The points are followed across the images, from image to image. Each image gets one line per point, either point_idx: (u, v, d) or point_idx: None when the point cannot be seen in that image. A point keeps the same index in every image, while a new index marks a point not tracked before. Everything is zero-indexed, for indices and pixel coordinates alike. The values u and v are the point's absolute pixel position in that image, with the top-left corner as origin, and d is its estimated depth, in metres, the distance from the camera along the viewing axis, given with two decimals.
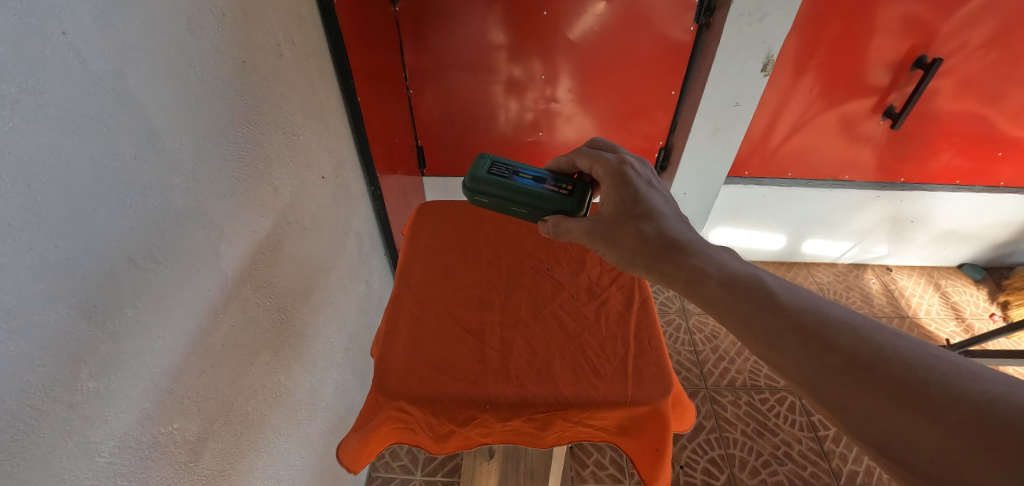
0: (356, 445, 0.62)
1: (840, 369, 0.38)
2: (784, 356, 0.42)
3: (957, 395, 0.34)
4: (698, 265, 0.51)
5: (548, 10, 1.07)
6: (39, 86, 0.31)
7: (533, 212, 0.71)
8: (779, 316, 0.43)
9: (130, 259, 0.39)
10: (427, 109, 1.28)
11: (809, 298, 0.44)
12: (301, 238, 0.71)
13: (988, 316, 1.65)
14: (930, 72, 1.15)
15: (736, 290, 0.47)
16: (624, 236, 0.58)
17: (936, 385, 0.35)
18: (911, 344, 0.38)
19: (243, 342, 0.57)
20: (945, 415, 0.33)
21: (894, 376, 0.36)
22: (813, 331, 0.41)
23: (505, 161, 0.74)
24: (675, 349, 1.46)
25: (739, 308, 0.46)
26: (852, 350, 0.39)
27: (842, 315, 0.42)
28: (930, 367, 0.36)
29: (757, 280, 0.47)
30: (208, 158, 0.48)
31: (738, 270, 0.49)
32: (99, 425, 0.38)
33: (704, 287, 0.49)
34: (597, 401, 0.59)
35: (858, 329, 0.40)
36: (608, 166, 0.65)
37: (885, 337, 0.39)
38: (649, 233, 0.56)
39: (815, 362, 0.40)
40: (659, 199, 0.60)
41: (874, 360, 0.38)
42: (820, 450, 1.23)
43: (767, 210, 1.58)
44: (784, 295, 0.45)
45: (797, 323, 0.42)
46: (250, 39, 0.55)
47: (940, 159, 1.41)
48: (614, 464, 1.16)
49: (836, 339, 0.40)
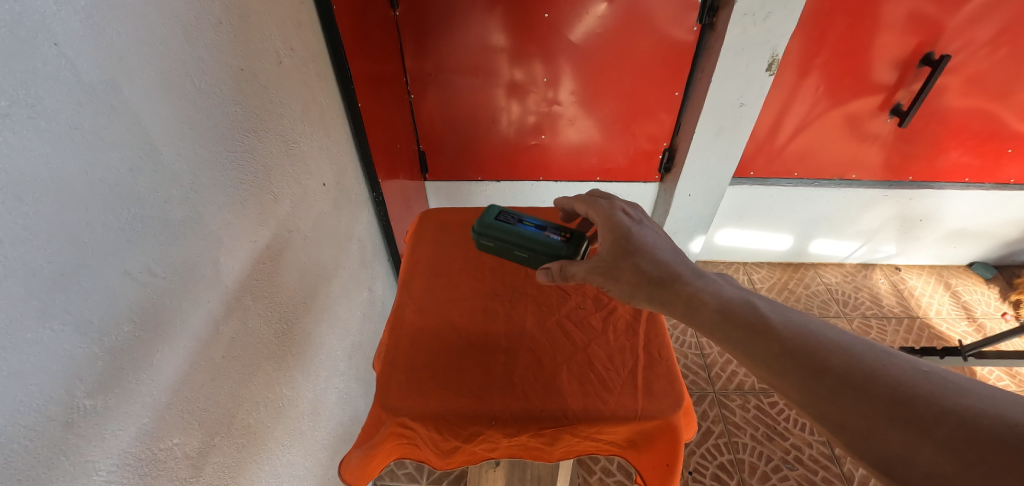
0: (358, 462, 0.60)
1: (834, 390, 0.38)
2: (781, 379, 0.41)
3: (944, 411, 0.33)
4: (695, 293, 0.50)
5: (549, 12, 1.07)
6: (31, 98, 0.30)
7: (533, 257, 0.69)
8: (773, 340, 0.42)
9: (127, 272, 0.39)
10: (428, 113, 1.27)
11: (801, 320, 0.44)
12: (303, 247, 0.70)
13: (1000, 316, 1.63)
14: (938, 69, 1.13)
15: (732, 316, 0.46)
16: (622, 271, 0.55)
17: (925, 401, 0.34)
18: (901, 362, 0.38)
19: (243, 354, 0.56)
20: (935, 430, 0.33)
21: (885, 394, 0.36)
22: (806, 353, 0.41)
23: (512, 210, 0.73)
24: (681, 353, 1.44)
25: (735, 334, 0.45)
26: (843, 369, 0.38)
27: (831, 336, 0.41)
28: (919, 384, 0.36)
29: (751, 305, 0.47)
30: (206, 168, 0.47)
31: (733, 296, 0.48)
32: (96, 444, 0.37)
33: (701, 315, 0.48)
34: (606, 415, 0.58)
35: (848, 349, 0.40)
36: (599, 209, 0.63)
37: (874, 356, 0.39)
38: (646, 267, 0.54)
39: (811, 383, 0.39)
40: (652, 235, 0.58)
41: (865, 380, 0.37)
42: (831, 454, 1.21)
43: (773, 210, 1.56)
44: (776, 318, 0.44)
45: (790, 347, 0.41)
46: (249, 46, 0.54)
47: (950, 157, 1.39)
48: (621, 470, 1.15)
49: (828, 360, 0.39)
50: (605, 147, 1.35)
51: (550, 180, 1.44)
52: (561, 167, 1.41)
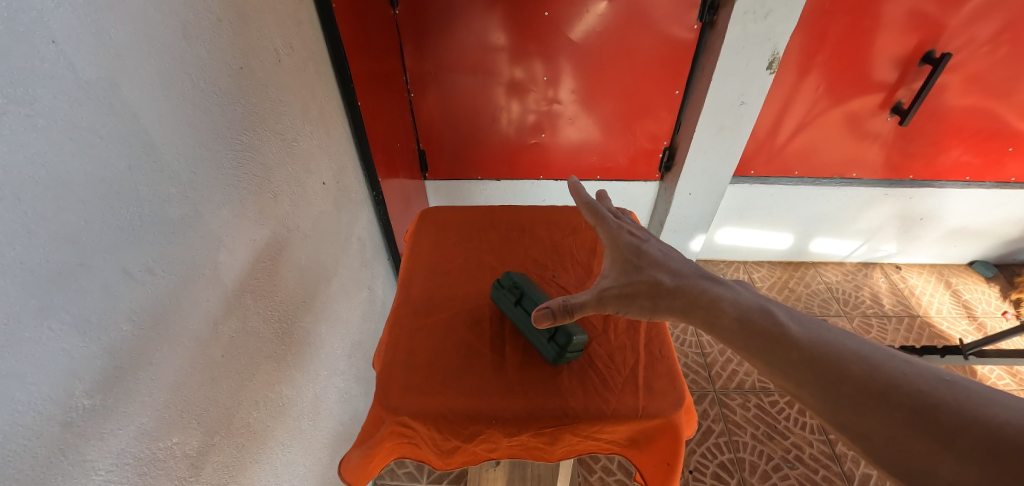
0: (358, 462, 0.60)
1: (855, 399, 0.37)
2: (801, 387, 0.41)
3: (967, 421, 0.32)
4: (715, 299, 0.50)
5: (548, 10, 1.06)
6: (29, 96, 0.30)
7: None
8: (792, 348, 0.42)
9: (126, 271, 0.38)
10: (428, 112, 1.27)
11: (821, 329, 0.44)
12: (302, 246, 0.70)
13: (1001, 314, 1.62)
14: (939, 67, 1.12)
15: (751, 323, 0.46)
16: (637, 286, 0.56)
17: (949, 410, 0.33)
18: (923, 371, 0.37)
19: (243, 354, 0.56)
20: (958, 441, 0.31)
21: (906, 404, 0.35)
22: (824, 361, 0.40)
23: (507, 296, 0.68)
24: (682, 352, 1.44)
25: (754, 343, 0.45)
26: (865, 377, 0.38)
27: (853, 346, 0.41)
28: (941, 392, 0.34)
29: (769, 313, 0.47)
30: (205, 166, 0.47)
31: (750, 304, 0.48)
32: (95, 443, 0.37)
33: (721, 323, 0.48)
34: (607, 414, 0.58)
35: (868, 356, 0.39)
36: (608, 231, 0.66)
37: (895, 364, 0.38)
38: (661, 280, 0.55)
39: (830, 391, 0.38)
40: (661, 251, 0.60)
41: (886, 388, 0.36)
42: (831, 453, 1.21)
43: (774, 209, 1.56)
44: (797, 329, 0.44)
45: (809, 355, 0.41)
46: (248, 45, 0.54)
47: (950, 155, 1.39)
48: (622, 469, 1.15)
49: (847, 368, 0.39)
50: (605, 146, 1.35)
51: (550, 179, 1.44)
52: (561, 165, 1.41)
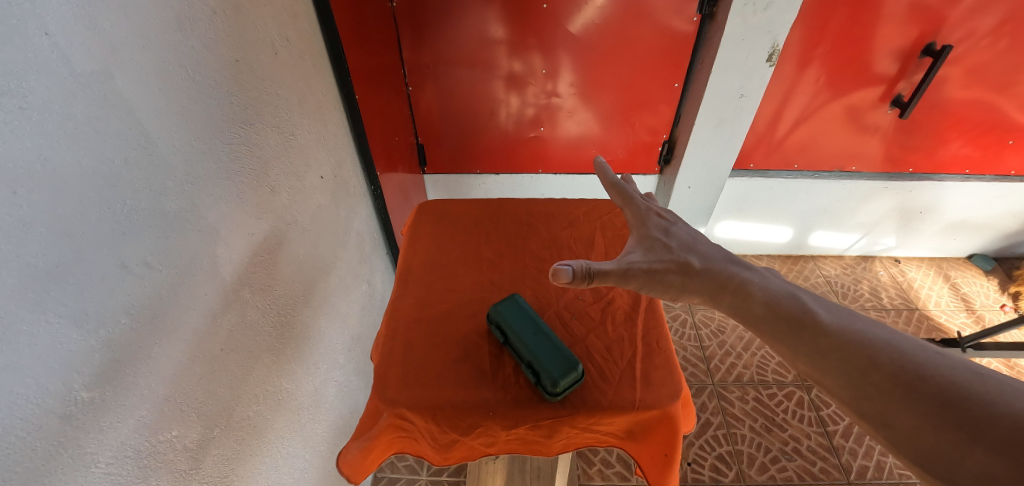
0: (356, 455, 0.61)
1: (882, 388, 0.37)
2: (826, 375, 0.41)
3: (998, 413, 0.32)
4: (743, 284, 0.50)
5: (547, 3, 1.05)
6: (23, 89, 0.30)
7: None
8: (819, 336, 0.43)
9: (124, 265, 0.38)
10: (426, 105, 1.26)
11: (850, 318, 0.44)
12: (301, 240, 0.70)
13: (999, 307, 1.63)
14: (940, 59, 1.12)
15: (778, 310, 0.47)
16: (667, 265, 0.55)
17: (979, 402, 0.33)
18: (956, 364, 0.36)
19: (242, 347, 0.56)
20: (987, 433, 0.31)
21: (935, 393, 0.35)
22: (852, 350, 0.40)
23: (505, 321, 0.64)
24: (681, 345, 1.45)
25: (780, 329, 0.46)
26: (893, 367, 0.38)
27: (880, 335, 0.41)
28: (972, 386, 0.34)
29: (798, 300, 0.47)
30: (201, 160, 0.47)
31: (779, 290, 0.49)
32: (95, 436, 0.37)
33: (748, 306, 0.49)
34: (605, 406, 0.58)
35: (898, 347, 0.39)
36: (637, 211, 0.65)
37: (926, 356, 0.38)
38: (691, 263, 0.55)
39: (857, 379, 0.39)
40: (691, 235, 0.59)
41: (915, 378, 0.36)
42: (829, 445, 1.22)
43: (773, 202, 1.55)
44: (826, 316, 0.44)
45: (836, 342, 0.42)
46: (244, 37, 0.53)
47: (950, 148, 1.38)
48: (620, 461, 1.16)
49: (877, 356, 0.39)
50: (604, 139, 1.35)
51: (549, 173, 1.44)
52: (560, 159, 1.40)
